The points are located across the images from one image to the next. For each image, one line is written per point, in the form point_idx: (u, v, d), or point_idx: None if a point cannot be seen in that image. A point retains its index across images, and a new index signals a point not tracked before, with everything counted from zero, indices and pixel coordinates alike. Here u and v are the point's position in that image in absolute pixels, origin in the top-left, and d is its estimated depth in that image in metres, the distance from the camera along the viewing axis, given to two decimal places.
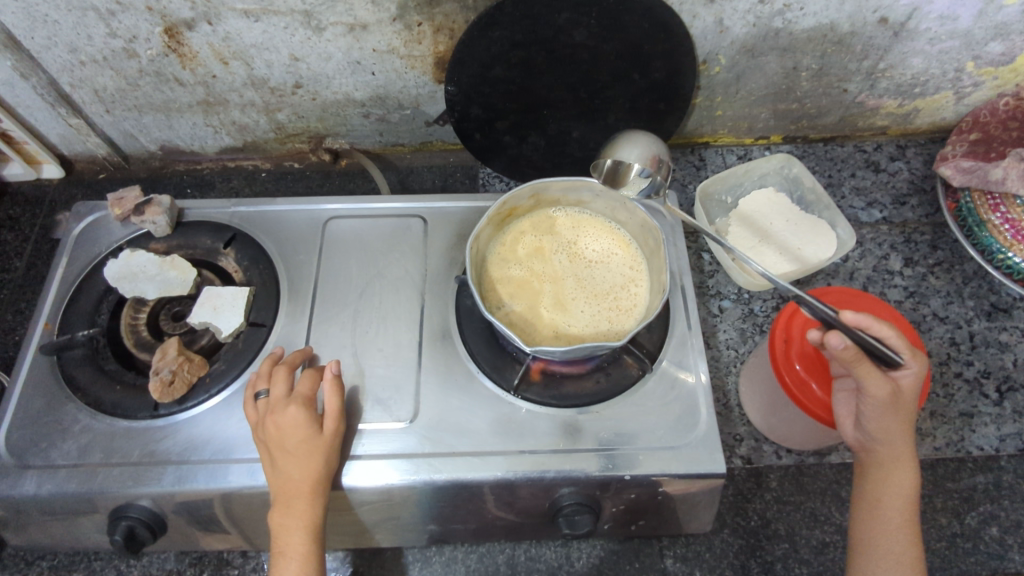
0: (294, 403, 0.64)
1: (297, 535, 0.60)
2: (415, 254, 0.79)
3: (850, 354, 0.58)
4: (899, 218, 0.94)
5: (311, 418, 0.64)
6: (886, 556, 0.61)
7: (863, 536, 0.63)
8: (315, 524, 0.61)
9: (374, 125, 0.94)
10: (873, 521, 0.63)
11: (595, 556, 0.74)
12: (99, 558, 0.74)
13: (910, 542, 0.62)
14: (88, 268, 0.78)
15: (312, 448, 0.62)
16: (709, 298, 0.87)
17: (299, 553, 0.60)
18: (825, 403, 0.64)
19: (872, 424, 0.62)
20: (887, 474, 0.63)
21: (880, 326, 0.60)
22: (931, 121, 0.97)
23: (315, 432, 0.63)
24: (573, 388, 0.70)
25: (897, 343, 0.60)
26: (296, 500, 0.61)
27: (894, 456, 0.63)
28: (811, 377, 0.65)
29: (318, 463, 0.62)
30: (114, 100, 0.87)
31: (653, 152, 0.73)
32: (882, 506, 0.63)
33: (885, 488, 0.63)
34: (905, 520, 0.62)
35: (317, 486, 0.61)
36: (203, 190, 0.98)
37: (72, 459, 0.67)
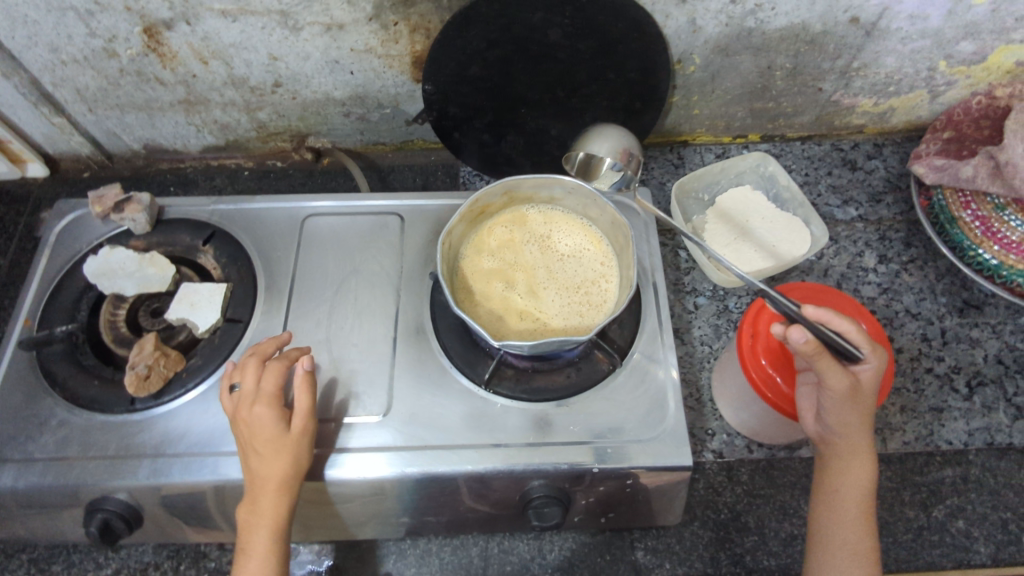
0: (262, 407, 0.64)
1: (262, 535, 0.61)
2: (391, 251, 0.80)
3: (811, 348, 0.58)
4: (873, 215, 0.95)
5: (281, 422, 0.63)
6: (843, 545, 0.63)
7: (823, 526, 0.64)
8: (281, 523, 0.62)
9: (354, 124, 0.95)
10: (832, 512, 0.64)
11: (567, 549, 0.75)
12: (77, 551, 0.75)
13: (866, 532, 0.63)
14: (68, 265, 0.79)
15: (279, 451, 0.62)
16: (684, 294, 0.88)
17: (262, 552, 0.61)
18: (789, 396, 0.65)
19: (832, 419, 0.62)
20: (846, 466, 0.64)
21: (842, 322, 0.60)
22: (906, 120, 0.98)
23: (282, 435, 0.63)
24: (543, 382, 0.71)
25: (856, 338, 0.60)
26: (262, 499, 0.61)
27: (853, 450, 0.64)
28: (776, 371, 0.66)
29: (284, 468, 0.62)
30: (96, 99, 0.88)
31: (622, 146, 0.78)
32: (840, 497, 0.64)
33: (844, 480, 0.64)
34: (862, 511, 0.64)
35: (283, 487, 0.62)
36: (186, 189, 0.99)
37: (49, 452, 0.68)
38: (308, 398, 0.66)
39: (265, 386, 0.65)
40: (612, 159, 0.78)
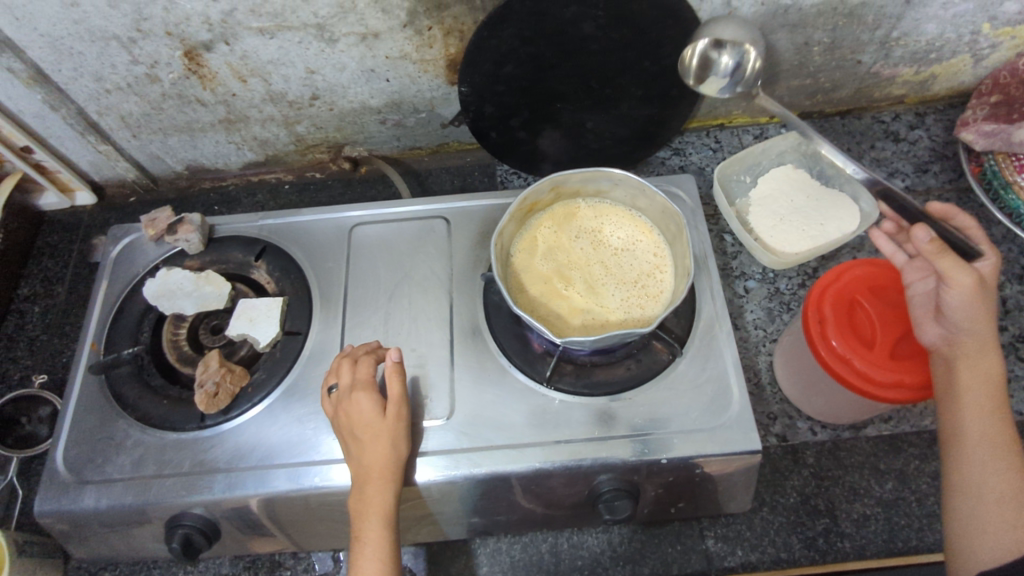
0: (360, 396, 0.65)
1: (372, 525, 0.62)
2: (440, 254, 0.81)
3: (935, 247, 0.64)
4: (922, 186, 0.93)
5: (378, 406, 0.65)
6: (980, 439, 0.64)
7: (954, 424, 0.65)
8: (389, 509, 0.63)
9: (391, 130, 0.96)
10: (963, 405, 0.64)
11: (636, 540, 0.75)
12: (158, 566, 0.77)
13: (1001, 423, 0.64)
14: (128, 288, 0.81)
15: (380, 435, 0.64)
16: (733, 279, 0.88)
17: (376, 540, 0.62)
18: (865, 374, 0.64)
19: (959, 315, 0.64)
20: (973, 360, 0.64)
21: (963, 218, 0.70)
22: (949, 86, 0.96)
23: (380, 420, 0.65)
24: (603, 376, 0.71)
25: (978, 237, 0.68)
26: (371, 486, 0.63)
27: (977, 344, 0.65)
28: (850, 352, 0.65)
29: (390, 450, 0.64)
30: (140, 124, 0.90)
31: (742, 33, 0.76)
32: (969, 392, 0.64)
33: (971, 373, 0.64)
34: (994, 402, 0.64)
35: (387, 472, 0.63)
36: (230, 207, 1.01)
37: (127, 472, 0.69)
38: (401, 384, 0.67)
39: (361, 375, 0.67)
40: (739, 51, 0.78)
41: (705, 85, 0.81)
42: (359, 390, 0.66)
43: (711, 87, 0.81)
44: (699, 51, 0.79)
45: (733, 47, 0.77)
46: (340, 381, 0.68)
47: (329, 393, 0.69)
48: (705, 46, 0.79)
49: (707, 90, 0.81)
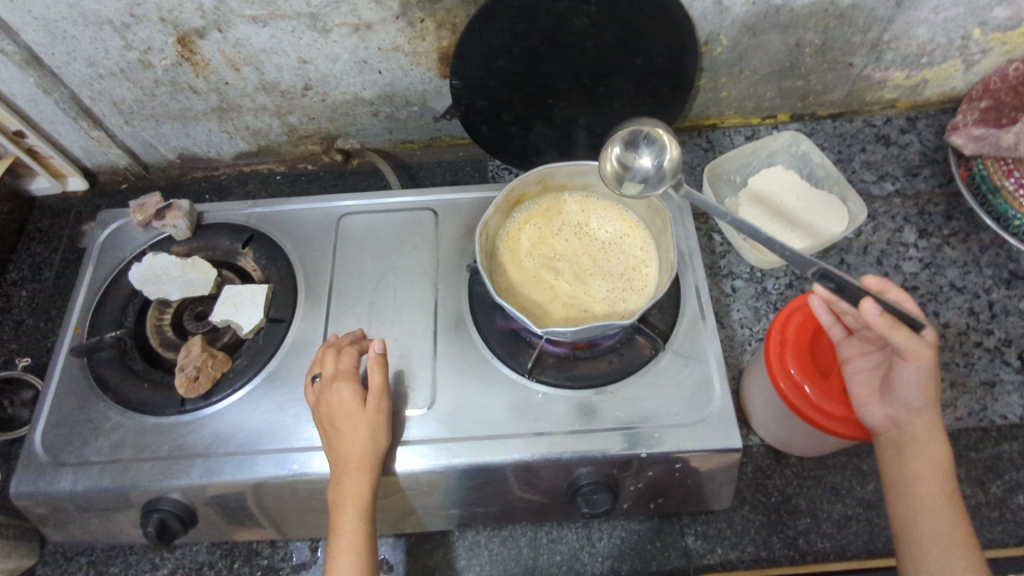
0: (341, 386, 0.65)
1: (348, 516, 0.62)
2: (427, 245, 0.81)
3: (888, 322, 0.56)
4: (911, 190, 0.93)
5: (359, 397, 0.65)
6: (934, 536, 0.60)
7: (909, 521, 0.62)
8: (366, 501, 0.62)
9: (383, 123, 0.96)
10: (916, 503, 0.61)
11: (616, 536, 0.75)
12: (135, 552, 0.77)
13: (956, 519, 0.61)
14: (114, 273, 0.81)
15: (359, 426, 0.64)
16: (720, 277, 0.88)
17: (351, 531, 0.61)
18: (817, 405, 0.64)
19: (909, 392, 0.62)
20: (923, 448, 0.62)
21: (899, 293, 0.63)
22: (940, 91, 0.96)
23: (359, 410, 0.64)
24: (585, 369, 0.71)
25: (915, 309, 0.62)
26: (350, 476, 0.62)
27: (925, 429, 0.62)
28: (806, 379, 0.65)
29: (368, 443, 0.63)
30: (133, 110, 0.90)
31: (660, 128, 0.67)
32: (921, 485, 0.62)
33: (923, 465, 0.62)
34: (947, 497, 0.61)
35: (366, 462, 0.63)
36: (221, 196, 1.01)
37: (105, 455, 0.69)
38: (382, 376, 0.67)
39: (344, 365, 0.67)
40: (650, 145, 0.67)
41: (627, 185, 0.67)
42: (341, 381, 0.66)
43: (633, 187, 0.67)
44: (617, 153, 0.68)
45: (651, 142, 0.67)
46: (323, 370, 0.68)
47: (312, 382, 0.69)
48: (622, 147, 0.68)
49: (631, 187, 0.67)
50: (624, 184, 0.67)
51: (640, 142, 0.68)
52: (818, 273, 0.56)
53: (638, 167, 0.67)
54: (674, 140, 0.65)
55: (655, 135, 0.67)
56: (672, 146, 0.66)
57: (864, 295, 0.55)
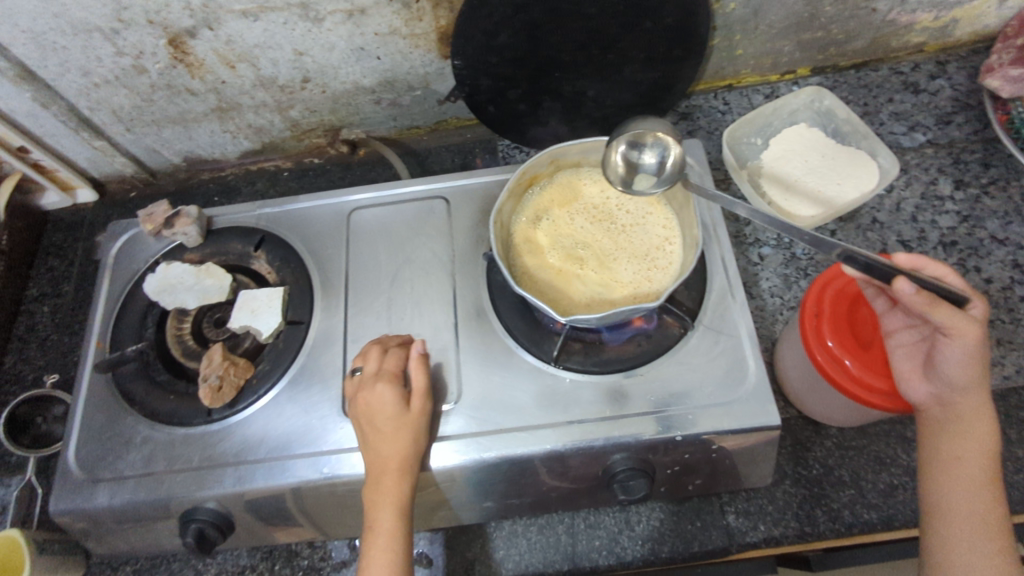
0: (383, 383, 0.65)
1: (385, 516, 0.61)
2: (441, 235, 0.79)
3: (924, 299, 0.54)
4: (944, 138, 0.88)
5: (401, 399, 0.64)
6: (969, 515, 0.58)
7: (941, 498, 0.59)
8: (403, 502, 0.62)
9: (387, 110, 0.93)
10: (953, 482, 0.59)
11: (655, 518, 0.73)
12: (177, 559, 0.77)
13: (993, 501, 0.58)
14: (130, 285, 0.81)
15: (403, 429, 0.63)
16: (747, 246, 0.84)
17: (388, 531, 0.61)
18: (860, 379, 0.61)
19: (952, 370, 0.59)
20: (965, 427, 0.60)
21: (937, 266, 0.59)
22: (972, 30, 0.91)
23: (403, 411, 0.63)
24: (613, 353, 0.69)
25: (958, 282, 0.59)
26: (390, 477, 0.62)
27: (973, 408, 0.60)
28: (845, 353, 0.62)
29: (407, 444, 0.63)
30: (133, 117, 0.88)
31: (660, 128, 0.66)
32: (960, 464, 0.59)
33: (963, 443, 0.59)
34: (988, 478, 0.59)
35: (406, 464, 0.62)
36: (230, 197, 1.00)
37: (138, 469, 0.69)
38: (425, 378, 0.66)
39: (388, 366, 0.66)
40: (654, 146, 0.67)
41: (637, 182, 0.69)
42: (382, 381, 0.65)
43: (644, 182, 0.69)
44: (622, 151, 0.68)
45: (654, 141, 0.67)
46: (366, 366, 0.67)
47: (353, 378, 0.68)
48: (627, 145, 0.68)
49: (641, 188, 0.69)
50: (634, 181, 0.70)
51: (644, 139, 0.67)
52: (842, 255, 0.53)
53: (644, 165, 0.68)
54: (675, 140, 0.65)
55: (657, 135, 0.66)
56: (674, 145, 0.66)
57: (895, 274, 0.52)
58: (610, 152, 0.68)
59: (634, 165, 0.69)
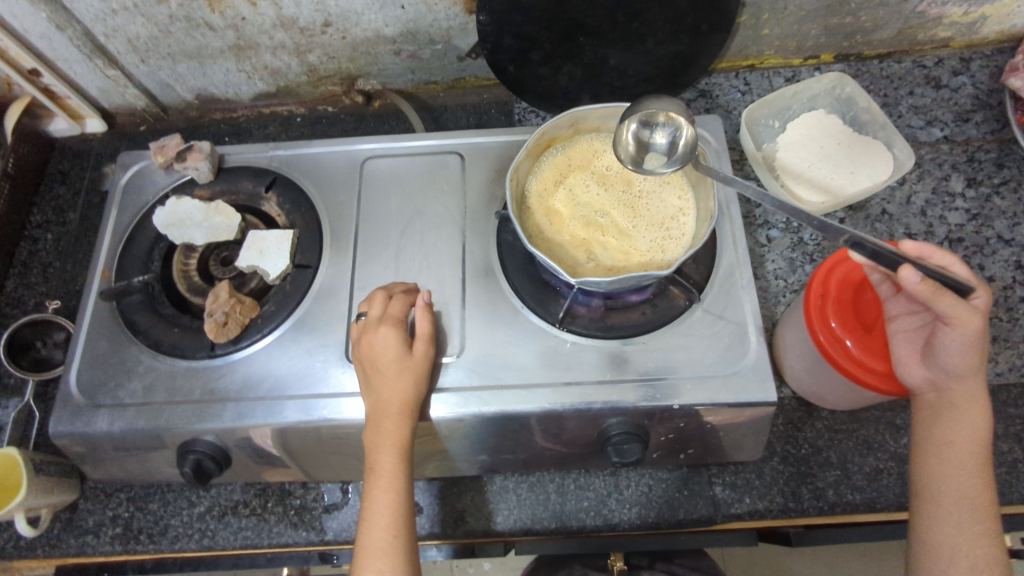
0: (386, 327, 0.65)
1: (386, 458, 0.62)
2: (453, 190, 0.79)
3: (929, 287, 0.54)
4: (961, 135, 0.88)
5: (404, 342, 0.65)
6: (956, 499, 0.59)
7: (931, 481, 0.61)
8: (404, 444, 0.63)
9: (406, 62, 0.92)
10: (943, 466, 0.61)
11: (644, 484, 0.75)
12: (171, 490, 0.78)
13: (981, 485, 0.60)
14: (138, 217, 0.80)
15: (405, 372, 0.64)
16: (756, 227, 0.85)
17: (389, 472, 0.62)
18: (859, 360, 0.62)
19: (950, 358, 0.59)
20: (959, 413, 0.61)
21: (944, 255, 0.60)
22: (999, 29, 0.91)
23: (405, 355, 0.64)
24: (617, 320, 0.69)
25: (962, 272, 0.60)
26: (400, 419, 0.63)
27: (966, 395, 0.61)
28: (847, 334, 0.63)
29: (415, 389, 0.64)
30: (148, 48, 0.87)
31: (672, 107, 0.66)
32: (952, 449, 0.61)
33: (955, 429, 0.61)
34: (977, 464, 0.60)
35: (407, 407, 0.63)
36: (241, 138, 0.98)
37: (139, 397, 0.70)
38: (429, 324, 0.67)
39: (391, 311, 0.67)
40: (666, 124, 0.67)
41: (647, 162, 0.69)
42: (385, 325, 0.65)
43: (654, 162, 0.69)
44: (632, 130, 0.68)
45: (666, 121, 0.67)
46: (370, 311, 0.68)
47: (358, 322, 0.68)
48: (638, 124, 0.68)
49: (651, 167, 0.68)
50: (644, 161, 0.69)
51: (655, 118, 0.67)
52: (849, 241, 0.54)
53: (654, 145, 0.68)
54: (688, 119, 0.66)
55: (670, 113, 0.66)
56: (686, 124, 0.66)
57: (901, 262, 0.53)
58: (621, 130, 0.68)
59: (644, 144, 0.69)
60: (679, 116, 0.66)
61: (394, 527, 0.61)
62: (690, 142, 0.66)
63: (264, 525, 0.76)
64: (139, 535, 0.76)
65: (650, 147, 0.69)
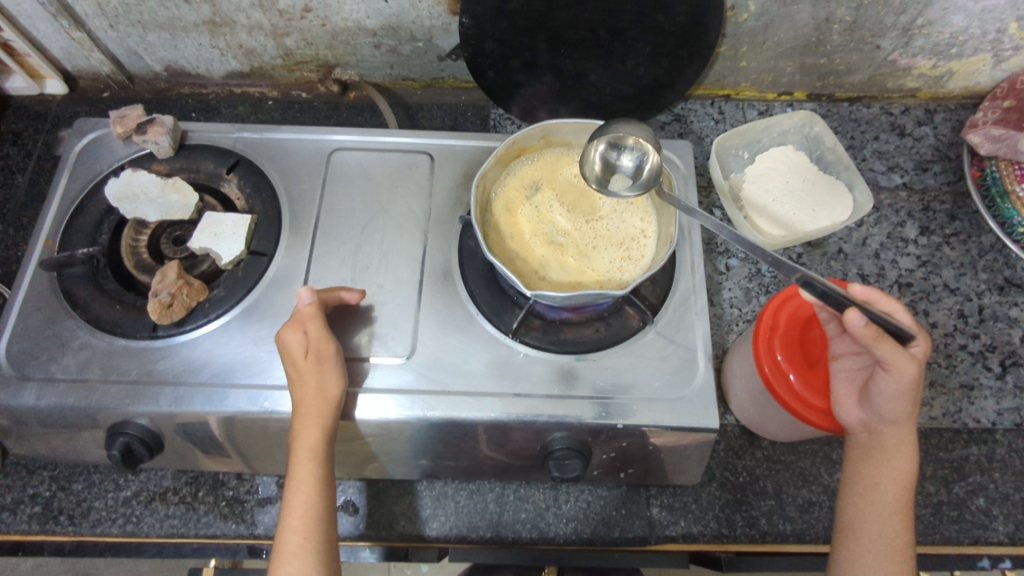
0: (286, 332, 0.65)
1: (299, 460, 0.61)
2: (420, 190, 0.78)
3: (872, 332, 0.55)
4: (919, 184, 0.91)
5: (300, 347, 0.63)
6: (878, 539, 0.61)
7: (855, 519, 0.63)
8: (314, 446, 0.61)
9: (385, 56, 0.91)
10: (869, 506, 0.62)
11: (582, 500, 0.75)
12: (98, 471, 0.76)
13: (903, 527, 0.62)
14: (89, 186, 0.77)
15: (300, 377, 0.62)
16: (716, 255, 0.86)
17: (304, 473, 0.61)
18: (799, 394, 0.64)
19: (885, 403, 0.61)
20: (889, 455, 0.62)
21: (889, 301, 0.62)
22: (964, 85, 0.94)
23: (297, 362, 0.63)
24: (571, 335, 0.70)
25: (905, 319, 0.61)
26: (306, 420, 0.61)
27: (897, 439, 0.62)
28: (790, 368, 0.64)
29: (316, 391, 0.62)
30: (118, 14, 0.84)
31: (642, 132, 0.68)
32: (878, 490, 0.62)
33: (882, 471, 0.62)
34: (900, 506, 0.62)
35: (308, 410, 0.61)
36: (208, 116, 0.95)
37: (72, 373, 0.67)
38: (319, 326, 0.64)
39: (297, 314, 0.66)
40: (634, 150, 0.69)
41: (611, 183, 0.71)
42: (290, 329, 0.65)
43: (619, 184, 0.71)
44: (600, 151, 0.70)
45: (634, 146, 0.69)
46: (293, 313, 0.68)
47: None
48: (606, 146, 0.70)
49: (616, 189, 0.70)
50: (609, 182, 0.71)
51: (624, 142, 0.70)
52: (801, 279, 0.55)
53: (621, 167, 0.70)
54: (655, 146, 0.68)
55: (638, 138, 0.69)
56: (653, 151, 0.68)
57: (848, 304, 0.54)
58: (588, 150, 0.70)
59: (610, 166, 0.71)
60: (647, 143, 0.68)
61: (306, 530, 0.60)
62: (655, 169, 0.68)
63: (192, 514, 0.74)
64: (58, 515, 0.73)
65: (617, 169, 0.71)
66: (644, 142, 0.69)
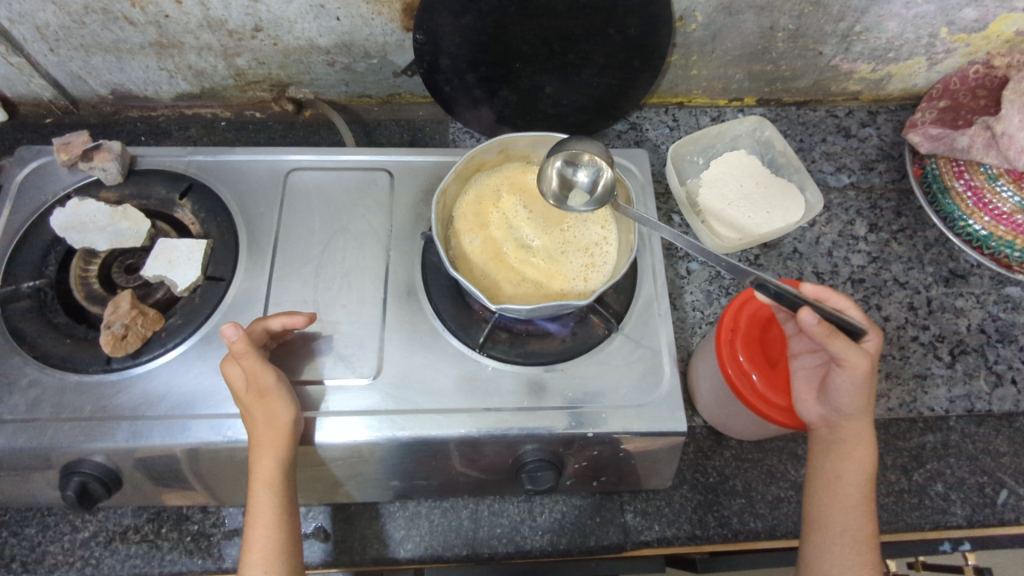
0: (230, 365, 0.62)
1: (259, 492, 0.60)
2: (380, 208, 0.77)
3: (825, 329, 0.57)
4: (866, 183, 0.95)
5: (245, 380, 0.62)
6: (843, 530, 0.63)
7: (821, 513, 0.64)
8: (271, 477, 0.60)
9: (339, 74, 0.91)
10: (833, 499, 0.64)
11: (556, 511, 0.75)
12: (53, 513, 0.72)
13: (865, 517, 0.64)
14: (33, 216, 0.75)
15: (250, 410, 0.61)
16: (677, 259, 0.87)
17: (266, 505, 0.60)
18: (763, 394, 0.65)
19: (842, 398, 0.63)
20: (848, 448, 0.64)
21: (839, 299, 0.64)
22: (902, 87, 0.98)
23: (244, 394, 0.61)
24: (538, 346, 0.70)
25: (857, 315, 0.64)
26: (259, 452, 0.60)
27: (855, 432, 0.64)
28: (753, 368, 0.66)
29: (264, 422, 0.60)
30: (59, 38, 0.82)
31: (596, 150, 0.70)
32: (840, 483, 0.64)
33: (843, 464, 0.64)
34: (862, 497, 0.64)
35: (262, 442, 0.60)
36: (158, 138, 0.93)
37: (21, 413, 0.64)
38: (256, 358, 0.61)
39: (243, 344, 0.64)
40: (590, 166, 0.70)
41: (569, 199, 0.72)
42: (229, 362, 0.62)
43: (576, 200, 0.71)
44: (557, 167, 0.71)
45: (589, 162, 0.70)
46: None
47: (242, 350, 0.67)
48: (563, 163, 0.71)
49: (573, 205, 0.71)
50: (566, 199, 0.72)
51: (579, 159, 0.71)
52: (755, 282, 0.57)
53: (577, 183, 0.71)
54: (609, 163, 0.69)
55: (594, 155, 0.70)
56: (608, 167, 0.70)
57: (801, 304, 0.56)
58: (546, 166, 0.71)
59: (568, 182, 0.72)
60: (602, 160, 0.70)
61: (268, 563, 0.59)
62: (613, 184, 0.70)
63: (156, 552, 0.71)
64: (11, 563, 0.70)
65: (574, 184, 0.72)
66: (599, 159, 0.70)
